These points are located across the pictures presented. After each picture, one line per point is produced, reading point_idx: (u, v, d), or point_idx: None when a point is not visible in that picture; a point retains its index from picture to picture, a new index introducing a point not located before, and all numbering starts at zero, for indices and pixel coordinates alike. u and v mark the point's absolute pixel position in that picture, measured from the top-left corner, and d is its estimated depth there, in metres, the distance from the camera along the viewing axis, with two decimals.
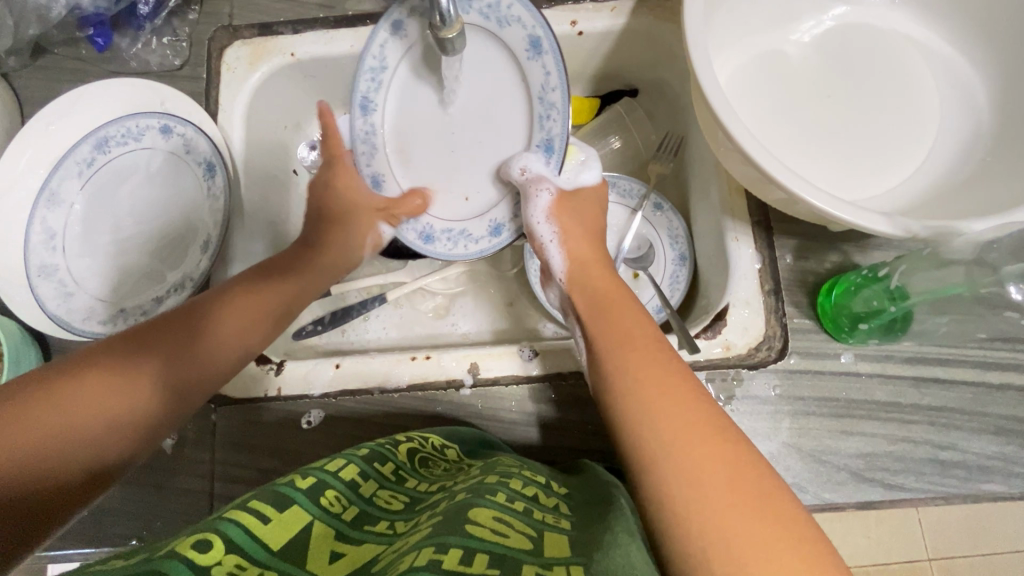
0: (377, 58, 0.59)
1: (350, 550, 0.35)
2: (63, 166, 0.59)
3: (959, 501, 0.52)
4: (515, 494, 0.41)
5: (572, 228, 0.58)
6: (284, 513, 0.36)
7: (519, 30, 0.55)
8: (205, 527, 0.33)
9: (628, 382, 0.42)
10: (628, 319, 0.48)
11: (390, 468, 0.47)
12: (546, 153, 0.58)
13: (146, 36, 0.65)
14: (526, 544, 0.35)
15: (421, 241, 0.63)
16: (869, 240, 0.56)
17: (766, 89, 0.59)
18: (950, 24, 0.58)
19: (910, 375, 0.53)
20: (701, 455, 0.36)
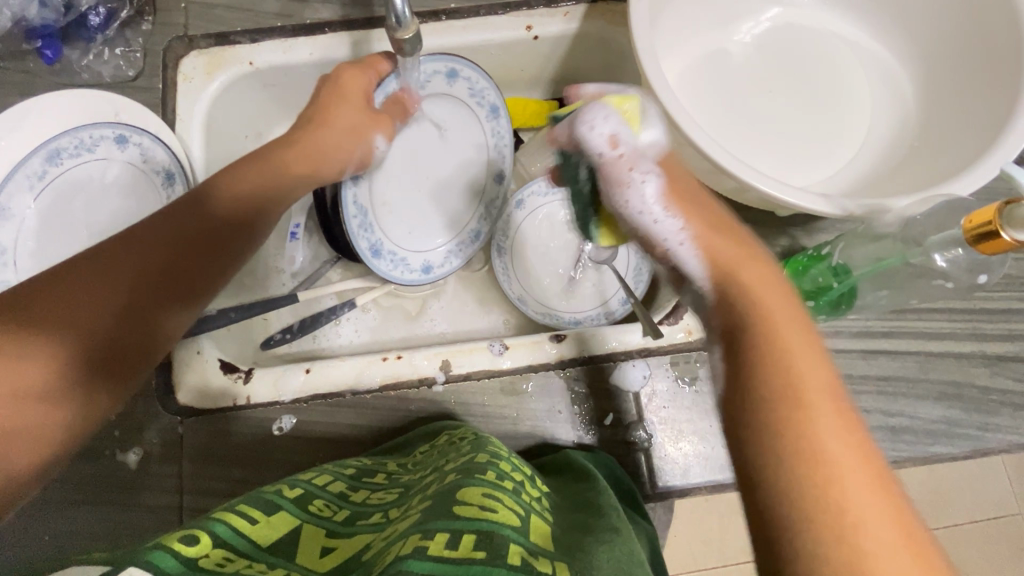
0: (421, 78, 0.64)
1: (341, 544, 0.36)
2: (13, 180, 0.57)
3: (911, 464, 0.56)
4: (505, 475, 0.42)
5: (700, 211, 0.43)
6: (273, 517, 0.37)
7: (500, 160, 0.71)
8: (195, 527, 0.34)
9: (789, 402, 0.31)
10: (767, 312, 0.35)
11: (380, 476, 0.49)
12: (474, 238, 0.73)
13: (97, 47, 0.64)
14: (514, 521, 0.36)
15: (369, 253, 0.65)
16: (815, 224, 0.59)
17: (712, 86, 0.62)
18: (873, 21, 0.62)
19: (859, 348, 0.57)
20: (855, 479, 0.29)
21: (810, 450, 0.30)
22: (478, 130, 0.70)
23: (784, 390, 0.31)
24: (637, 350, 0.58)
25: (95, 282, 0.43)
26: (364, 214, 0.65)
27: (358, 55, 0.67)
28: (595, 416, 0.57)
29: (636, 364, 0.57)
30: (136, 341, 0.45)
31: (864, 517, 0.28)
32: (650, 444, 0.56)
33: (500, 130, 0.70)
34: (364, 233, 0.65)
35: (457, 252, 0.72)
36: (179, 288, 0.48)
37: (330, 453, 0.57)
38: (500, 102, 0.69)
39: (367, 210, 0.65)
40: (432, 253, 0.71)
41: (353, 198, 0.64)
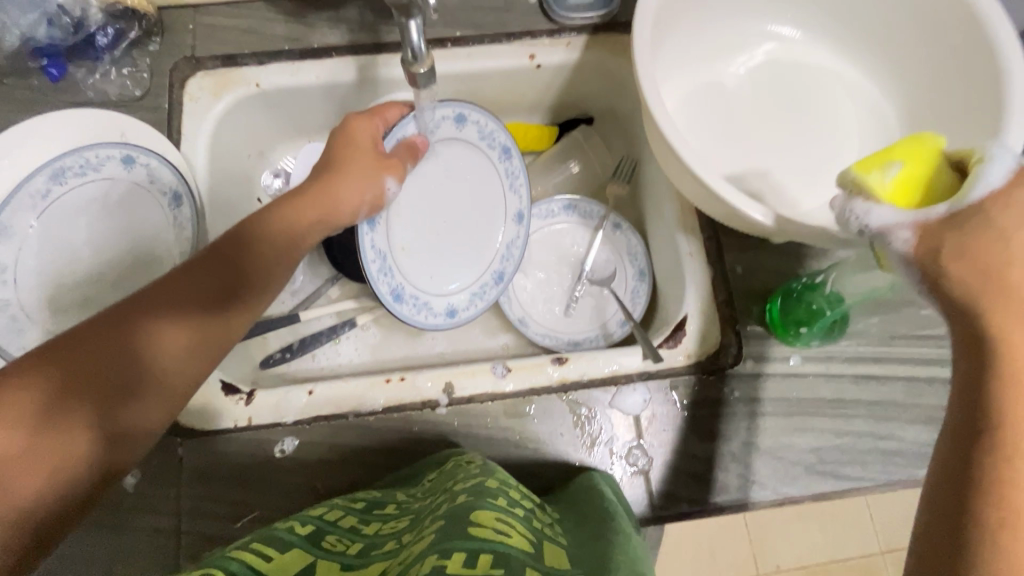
0: (431, 124, 0.63)
1: (356, 575, 0.36)
2: (17, 200, 0.57)
3: (900, 486, 0.57)
4: (515, 502, 0.43)
5: None
6: (286, 554, 0.38)
7: (516, 201, 0.71)
8: (211, 564, 0.34)
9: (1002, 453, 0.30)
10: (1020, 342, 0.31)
11: (391, 506, 0.48)
12: (497, 280, 0.71)
13: (104, 66, 0.64)
14: (528, 546, 0.37)
15: (390, 298, 0.64)
16: (807, 252, 0.61)
17: (709, 117, 0.65)
18: (863, 59, 0.65)
19: (850, 372, 0.58)
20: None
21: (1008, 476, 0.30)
22: (489, 172, 0.69)
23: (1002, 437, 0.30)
24: (637, 374, 0.59)
25: (108, 334, 0.45)
26: (383, 258, 0.63)
27: (364, 78, 0.68)
28: (595, 439, 0.58)
29: (637, 387, 0.58)
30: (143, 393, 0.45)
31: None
32: (648, 467, 0.57)
33: (513, 172, 0.70)
34: (384, 276, 0.63)
35: (481, 295, 0.70)
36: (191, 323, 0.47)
37: (330, 475, 0.57)
38: (511, 142, 0.69)
39: (386, 253, 0.64)
40: (455, 298, 0.69)
41: (372, 242, 0.62)
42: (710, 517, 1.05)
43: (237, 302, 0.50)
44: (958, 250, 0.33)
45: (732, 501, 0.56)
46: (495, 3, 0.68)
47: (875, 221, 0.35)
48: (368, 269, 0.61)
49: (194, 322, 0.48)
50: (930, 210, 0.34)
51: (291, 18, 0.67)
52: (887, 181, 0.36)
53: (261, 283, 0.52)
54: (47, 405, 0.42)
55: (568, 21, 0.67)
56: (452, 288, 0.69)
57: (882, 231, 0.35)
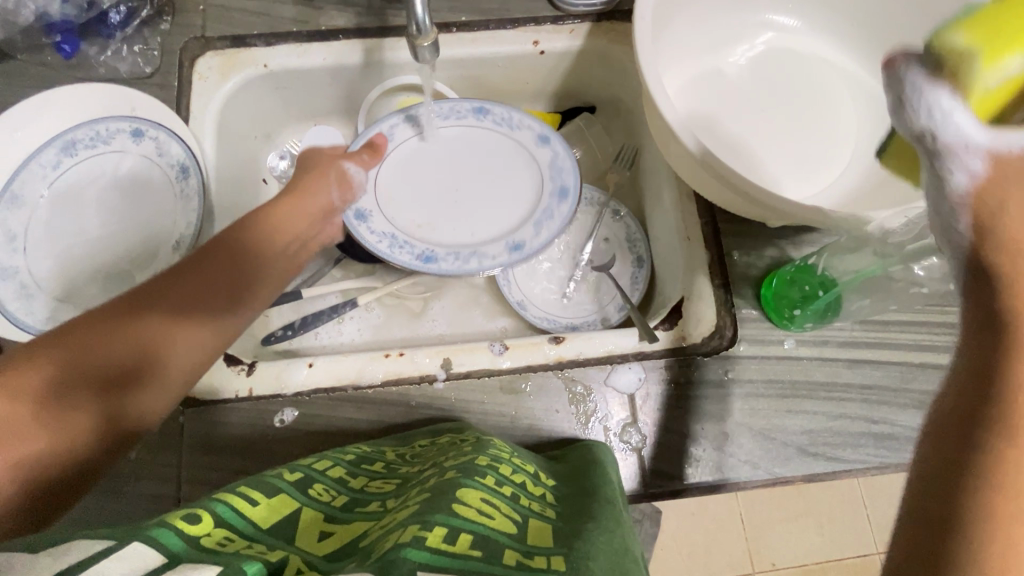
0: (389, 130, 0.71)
1: (339, 529, 0.37)
2: (28, 167, 0.59)
3: (892, 470, 0.58)
4: (504, 479, 0.44)
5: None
6: (272, 499, 0.38)
7: (529, 131, 0.71)
8: (197, 504, 0.35)
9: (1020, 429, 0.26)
10: None
11: (380, 465, 0.50)
12: (563, 196, 0.68)
13: (116, 44, 0.65)
14: (510, 529, 0.38)
15: (422, 261, 0.65)
16: (804, 237, 0.62)
17: (710, 103, 0.65)
18: (860, 51, 0.66)
19: (843, 357, 0.59)
20: None
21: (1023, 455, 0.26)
22: (480, 131, 0.72)
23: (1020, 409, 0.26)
24: (632, 354, 0.60)
25: (105, 327, 0.46)
26: (392, 237, 0.67)
27: (370, 62, 0.69)
28: (590, 416, 0.58)
29: (632, 366, 0.59)
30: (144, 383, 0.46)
31: None
32: (642, 445, 0.57)
33: (510, 115, 0.72)
34: (401, 249, 0.66)
35: (548, 220, 0.67)
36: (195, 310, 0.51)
37: (327, 448, 0.57)
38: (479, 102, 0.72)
39: (393, 233, 0.67)
40: (521, 234, 0.67)
41: (368, 229, 0.66)
42: (704, 511, 1.05)
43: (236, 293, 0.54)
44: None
45: (724, 480, 0.57)
46: None
47: (954, 131, 0.26)
48: (379, 250, 0.64)
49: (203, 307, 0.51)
50: (1012, 141, 0.26)
51: (300, 2, 0.68)
52: (1005, 76, 0.26)
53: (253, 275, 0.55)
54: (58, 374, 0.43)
55: (571, 9, 0.69)
56: (502, 229, 0.68)
57: (950, 148, 0.26)
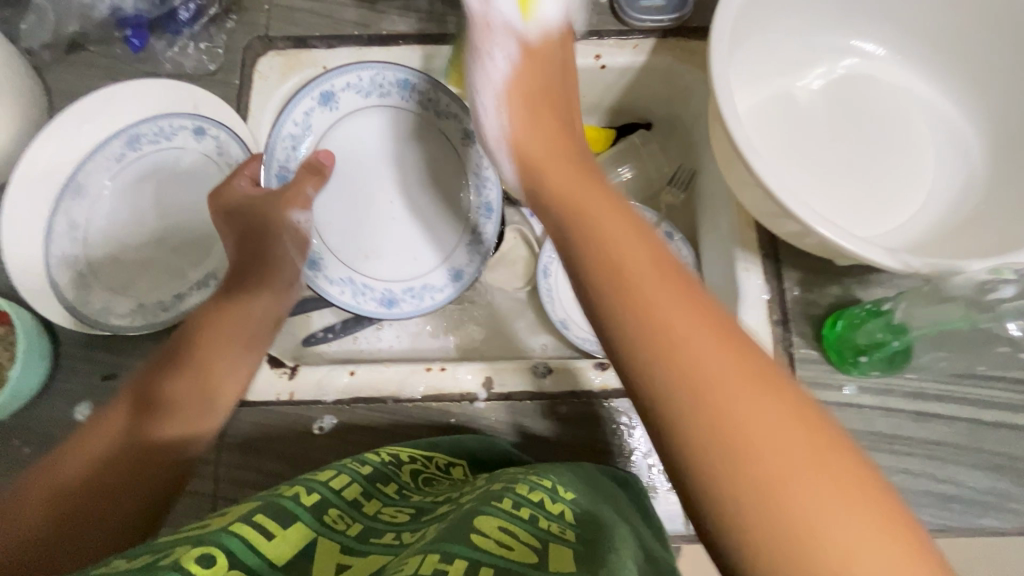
0: (302, 123, 0.67)
1: (356, 562, 0.35)
2: (93, 160, 0.61)
3: (955, 535, 0.53)
4: (522, 502, 0.41)
5: (518, 89, 0.55)
6: (289, 528, 0.36)
7: (454, 122, 0.71)
8: (209, 539, 0.32)
9: (699, 405, 0.32)
10: (644, 298, 0.35)
11: (393, 487, 0.47)
12: (488, 213, 0.72)
13: (183, 40, 0.66)
14: (531, 556, 0.35)
15: (385, 306, 0.69)
16: (871, 277, 0.58)
17: (781, 129, 0.62)
18: (947, 80, 0.62)
19: (910, 409, 0.55)
20: (762, 463, 0.30)
21: (711, 415, 0.31)
22: (405, 120, 0.71)
23: (686, 390, 0.32)
24: None
25: (155, 364, 0.52)
26: (350, 282, 0.69)
27: (429, 68, 0.69)
28: (634, 449, 0.56)
29: None
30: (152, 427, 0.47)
31: (785, 472, 0.30)
32: None
33: (433, 96, 0.70)
34: (364, 295, 0.69)
35: (480, 241, 0.71)
36: (211, 327, 0.54)
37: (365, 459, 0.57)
38: (404, 73, 0.68)
39: (351, 276, 0.69)
40: (456, 261, 0.72)
41: (329, 279, 0.67)
42: None
43: (242, 309, 0.57)
44: (586, 232, 0.39)
45: None
46: None
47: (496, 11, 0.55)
48: (346, 303, 0.67)
49: (215, 323, 0.55)
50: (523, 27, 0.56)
51: (363, 4, 0.68)
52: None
53: (255, 299, 0.59)
54: (121, 404, 0.48)
55: (640, 24, 0.66)
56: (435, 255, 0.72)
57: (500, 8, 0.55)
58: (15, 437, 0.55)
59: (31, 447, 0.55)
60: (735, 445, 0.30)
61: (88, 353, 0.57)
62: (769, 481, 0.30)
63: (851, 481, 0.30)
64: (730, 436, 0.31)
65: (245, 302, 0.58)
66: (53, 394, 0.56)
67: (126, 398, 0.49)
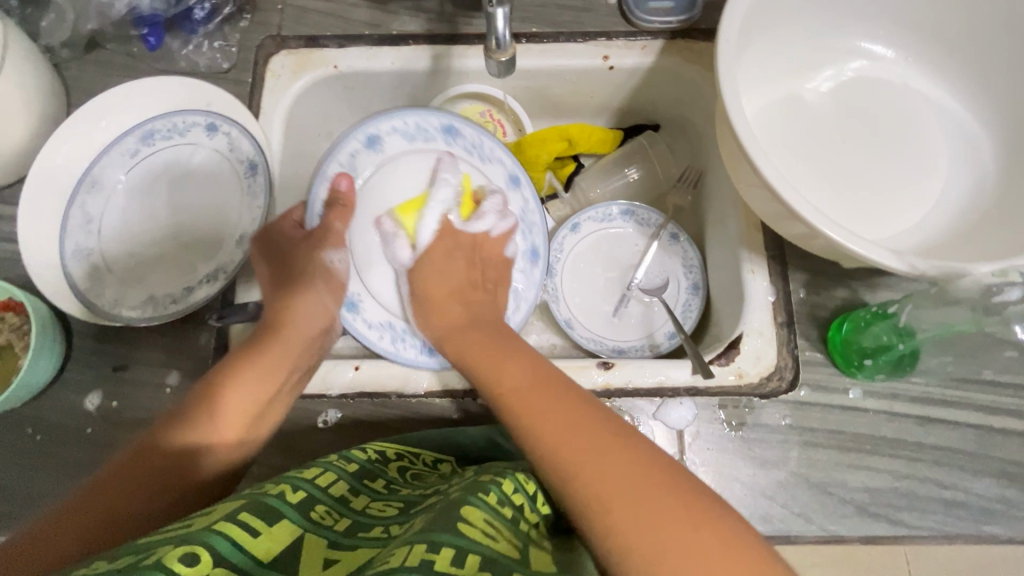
0: (348, 162, 0.67)
1: (345, 556, 0.36)
2: (108, 155, 0.62)
3: (961, 542, 0.52)
4: (507, 497, 0.42)
5: (439, 245, 0.68)
6: (274, 524, 0.36)
7: (500, 167, 0.71)
8: (196, 536, 0.33)
9: (570, 460, 0.38)
10: (509, 385, 0.47)
11: (380, 483, 0.48)
12: (531, 257, 0.71)
13: (197, 39, 0.67)
14: (515, 553, 0.36)
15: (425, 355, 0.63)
16: (878, 280, 0.58)
17: (789, 131, 0.62)
18: (959, 82, 0.61)
19: (916, 413, 0.55)
20: (618, 506, 0.35)
21: (580, 468, 0.37)
22: (450, 161, 0.70)
23: (559, 452, 0.39)
24: (684, 389, 0.57)
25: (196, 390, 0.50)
26: (389, 327, 0.66)
27: (438, 68, 0.69)
28: None
29: (683, 402, 0.56)
30: (172, 438, 0.47)
31: (639, 510, 0.34)
32: None
33: (480, 143, 0.70)
34: (403, 343, 0.64)
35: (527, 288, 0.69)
36: (250, 359, 0.53)
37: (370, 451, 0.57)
38: (447, 118, 0.69)
39: (391, 321, 0.67)
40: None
41: (366, 322, 0.65)
42: None
43: (284, 344, 0.55)
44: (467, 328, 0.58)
45: (773, 534, 0.53)
46: (575, 3, 0.68)
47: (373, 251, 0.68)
48: (381, 349, 0.63)
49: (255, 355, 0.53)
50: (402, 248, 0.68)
51: (374, 5, 0.69)
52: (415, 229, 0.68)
53: (298, 337, 0.57)
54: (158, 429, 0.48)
55: (646, 25, 0.67)
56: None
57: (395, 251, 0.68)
58: (27, 425, 0.56)
59: (41, 434, 0.56)
60: (599, 490, 0.36)
61: (99, 343, 0.58)
62: (629, 519, 0.34)
63: (701, 516, 0.34)
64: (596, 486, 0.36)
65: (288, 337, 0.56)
66: (64, 383, 0.57)
67: (163, 423, 0.48)
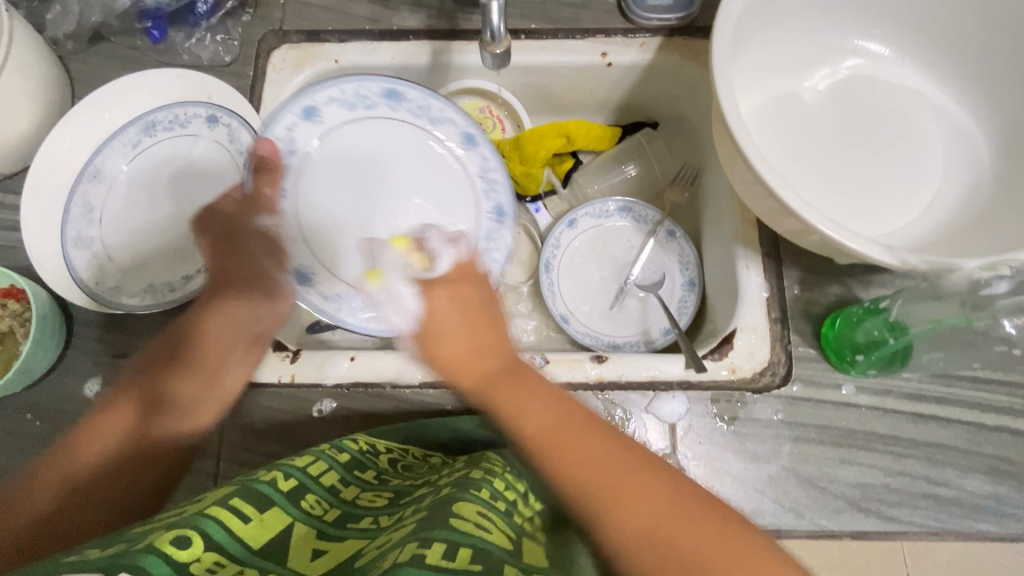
0: (286, 140, 0.64)
1: (333, 547, 0.37)
2: (111, 146, 0.63)
3: (953, 538, 0.52)
4: (497, 493, 0.42)
5: (434, 311, 0.52)
6: (266, 514, 0.37)
7: (452, 127, 0.68)
8: (188, 522, 0.33)
9: (611, 504, 0.39)
10: (508, 401, 0.46)
11: (371, 473, 0.48)
12: (499, 216, 0.69)
13: (200, 32, 0.68)
14: (506, 545, 0.37)
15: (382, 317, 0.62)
16: (872, 277, 0.58)
17: (784, 128, 0.62)
18: (956, 81, 0.61)
19: (909, 410, 0.55)
20: (665, 542, 0.37)
21: (623, 509, 0.39)
22: (401, 127, 0.68)
23: (598, 495, 0.40)
24: (677, 382, 0.57)
25: (160, 364, 0.55)
26: (339, 295, 0.64)
27: (437, 63, 0.70)
28: None
29: (676, 396, 0.57)
30: (171, 428, 0.52)
31: (688, 546, 0.37)
32: None
33: (427, 104, 0.68)
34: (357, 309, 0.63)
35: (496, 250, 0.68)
36: (208, 332, 0.57)
37: None
38: (389, 82, 0.66)
39: (343, 289, 0.64)
40: None
41: (316, 294, 0.62)
42: None
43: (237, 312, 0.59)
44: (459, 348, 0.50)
45: (765, 528, 0.53)
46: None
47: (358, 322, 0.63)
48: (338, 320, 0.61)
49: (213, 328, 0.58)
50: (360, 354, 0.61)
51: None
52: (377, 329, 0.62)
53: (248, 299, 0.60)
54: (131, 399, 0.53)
55: (645, 22, 0.67)
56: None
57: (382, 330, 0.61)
58: (27, 410, 0.57)
59: (40, 420, 0.57)
60: (646, 530, 0.38)
61: (98, 331, 0.59)
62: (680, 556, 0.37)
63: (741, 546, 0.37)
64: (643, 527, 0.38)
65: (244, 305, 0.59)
66: (64, 370, 0.58)
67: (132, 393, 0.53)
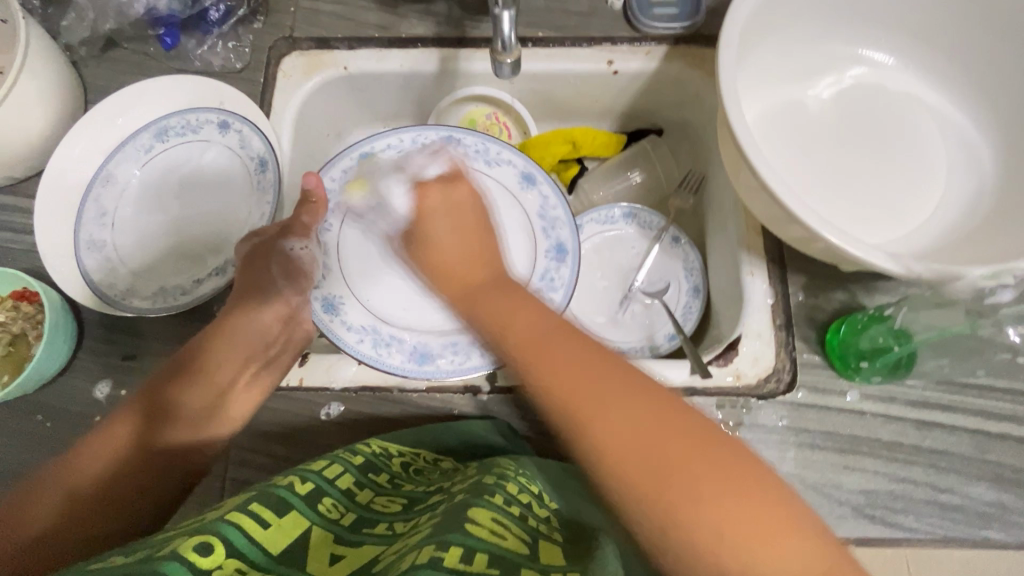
0: (331, 179, 0.66)
1: (349, 552, 0.37)
2: (123, 151, 0.64)
3: (958, 546, 0.53)
4: (512, 497, 0.42)
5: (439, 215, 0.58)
6: (284, 517, 0.37)
7: (510, 168, 0.68)
8: (208, 527, 0.34)
9: (631, 462, 0.37)
10: (533, 357, 0.44)
11: (385, 477, 0.49)
12: (558, 253, 0.65)
13: (212, 39, 0.69)
14: (522, 549, 0.37)
15: (415, 362, 0.60)
16: (876, 284, 0.58)
17: (789, 136, 0.63)
18: (959, 90, 0.62)
19: (913, 417, 0.55)
20: (693, 507, 0.35)
21: (643, 467, 0.37)
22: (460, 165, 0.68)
23: (607, 449, 0.38)
24: (682, 388, 0.57)
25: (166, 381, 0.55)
26: (373, 332, 0.62)
27: (445, 70, 0.71)
28: None
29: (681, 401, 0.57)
30: (184, 437, 0.52)
31: (710, 508, 0.35)
32: None
33: (484, 147, 0.68)
34: (388, 347, 0.61)
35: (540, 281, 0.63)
36: (220, 351, 0.56)
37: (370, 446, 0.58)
38: (446, 130, 0.69)
39: (375, 326, 0.63)
40: None
41: (348, 324, 0.62)
42: None
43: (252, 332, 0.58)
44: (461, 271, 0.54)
45: None
46: (580, 9, 0.69)
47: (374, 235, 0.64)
48: (363, 353, 0.60)
49: (228, 347, 0.57)
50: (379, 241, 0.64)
51: (384, 8, 0.70)
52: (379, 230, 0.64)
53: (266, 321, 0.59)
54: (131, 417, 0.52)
55: (651, 30, 0.68)
56: None
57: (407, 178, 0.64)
58: (39, 410, 0.58)
59: (51, 421, 0.57)
60: (663, 490, 0.36)
61: (109, 333, 0.59)
62: (699, 520, 0.35)
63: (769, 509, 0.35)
64: (664, 485, 0.36)
65: (257, 326, 0.59)
66: (74, 372, 0.59)
67: (133, 412, 0.52)
